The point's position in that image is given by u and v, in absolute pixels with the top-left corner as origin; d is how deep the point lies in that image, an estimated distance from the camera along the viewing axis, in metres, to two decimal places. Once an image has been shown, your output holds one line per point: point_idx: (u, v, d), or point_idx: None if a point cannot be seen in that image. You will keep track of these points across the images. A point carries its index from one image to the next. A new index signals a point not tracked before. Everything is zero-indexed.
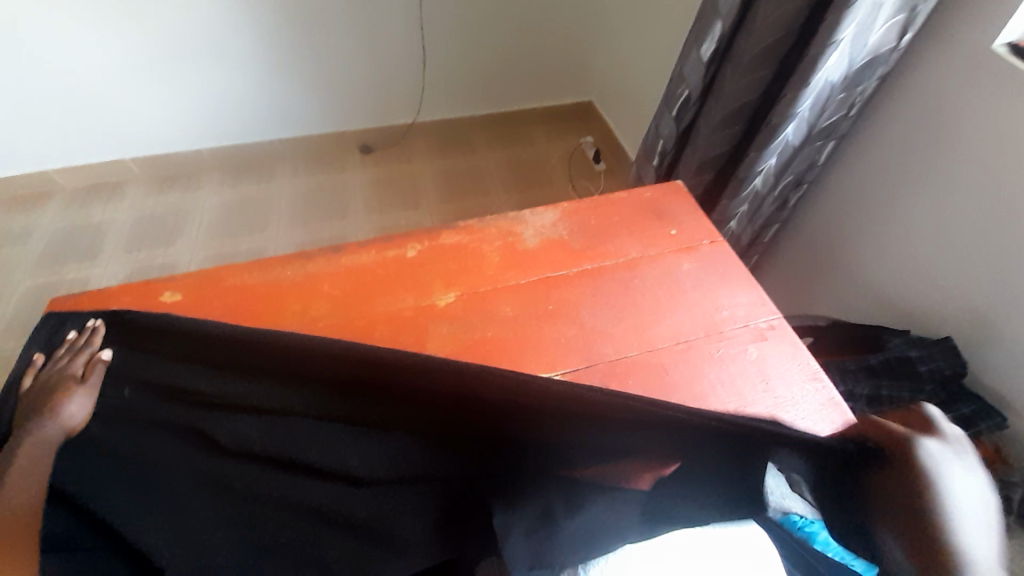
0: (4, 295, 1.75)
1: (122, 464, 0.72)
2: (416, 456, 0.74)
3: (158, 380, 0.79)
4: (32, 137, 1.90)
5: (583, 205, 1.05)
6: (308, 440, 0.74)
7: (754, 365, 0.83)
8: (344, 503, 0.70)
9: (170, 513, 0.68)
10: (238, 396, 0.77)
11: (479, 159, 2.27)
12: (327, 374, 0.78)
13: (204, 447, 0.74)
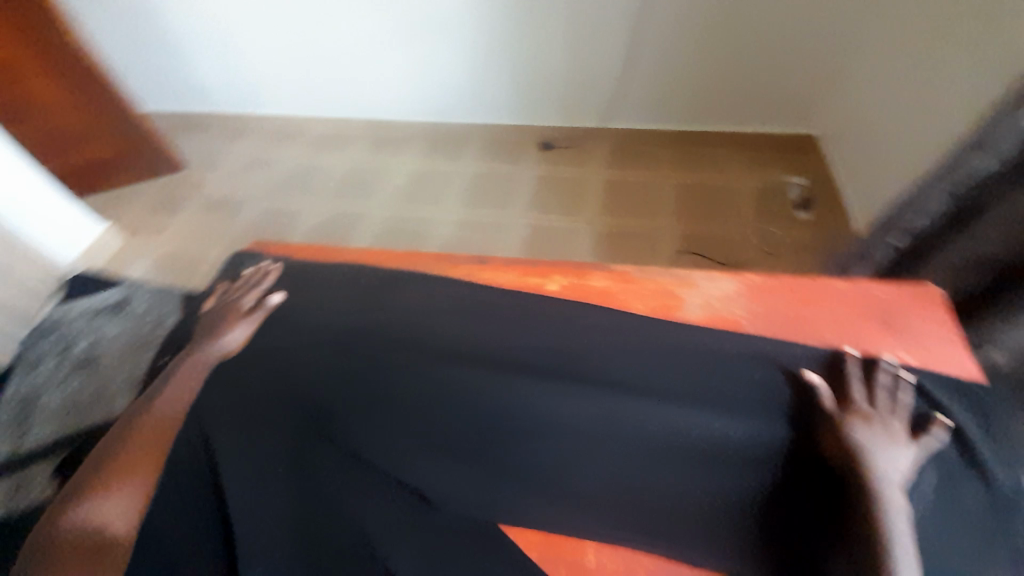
0: (250, 209, 2.24)
1: (243, 399, 0.82)
2: (471, 494, 0.77)
3: (309, 334, 0.90)
4: (294, 87, 2.33)
5: (777, 284, 0.92)
6: (384, 443, 0.80)
7: (997, 548, 0.68)
8: (381, 515, 0.74)
9: (252, 459, 0.77)
10: (349, 377, 0.84)
11: (657, 179, 2.06)
12: (426, 389, 0.83)
13: (298, 409, 0.81)
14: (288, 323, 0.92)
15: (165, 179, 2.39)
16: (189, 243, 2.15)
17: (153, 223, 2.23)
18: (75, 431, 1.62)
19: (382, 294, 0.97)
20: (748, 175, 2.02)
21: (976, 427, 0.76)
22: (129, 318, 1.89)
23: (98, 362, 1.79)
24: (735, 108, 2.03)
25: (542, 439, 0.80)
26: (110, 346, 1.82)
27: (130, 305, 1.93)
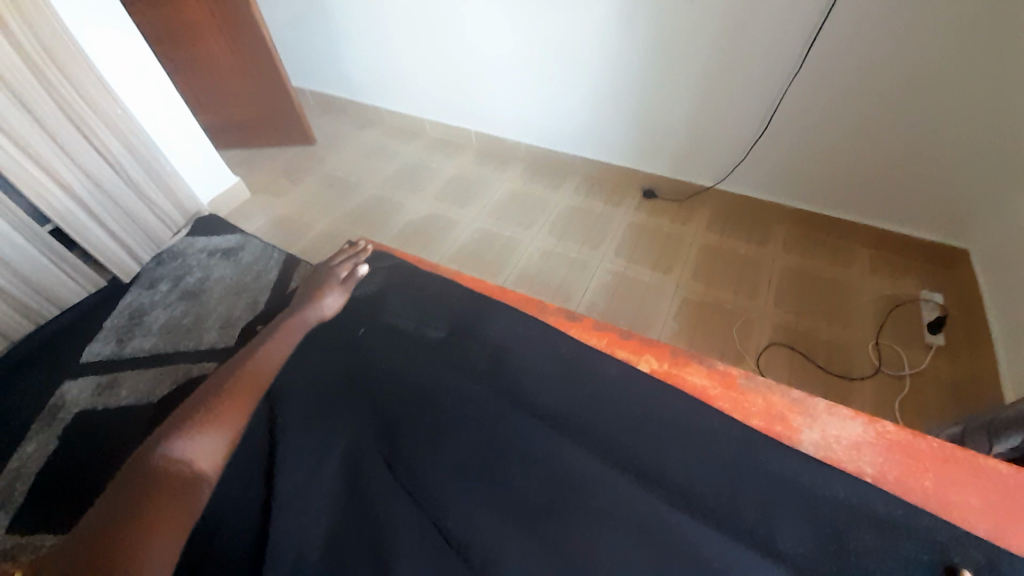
0: (359, 193, 2.40)
1: (294, 383, 0.82)
2: (497, 535, 0.62)
3: (372, 330, 0.89)
4: (423, 92, 2.48)
5: (918, 445, 0.68)
6: (433, 461, 0.70)
7: None
8: (411, 543, 0.63)
9: (311, 440, 0.74)
10: (417, 383, 0.78)
11: (767, 258, 1.89)
12: (482, 411, 0.74)
13: (369, 401, 0.78)
14: (352, 318, 0.92)
15: (295, 149, 2.64)
16: (299, 211, 2.35)
17: (276, 186, 2.47)
18: (164, 353, 1.81)
19: (439, 309, 0.91)
20: (874, 278, 1.79)
21: None
22: (235, 265, 2.08)
23: (202, 296, 1.99)
24: (873, 199, 1.79)
25: (589, 501, 0.65)
26: (214, 285, 2.02)
27: (240, 253, 2.13)
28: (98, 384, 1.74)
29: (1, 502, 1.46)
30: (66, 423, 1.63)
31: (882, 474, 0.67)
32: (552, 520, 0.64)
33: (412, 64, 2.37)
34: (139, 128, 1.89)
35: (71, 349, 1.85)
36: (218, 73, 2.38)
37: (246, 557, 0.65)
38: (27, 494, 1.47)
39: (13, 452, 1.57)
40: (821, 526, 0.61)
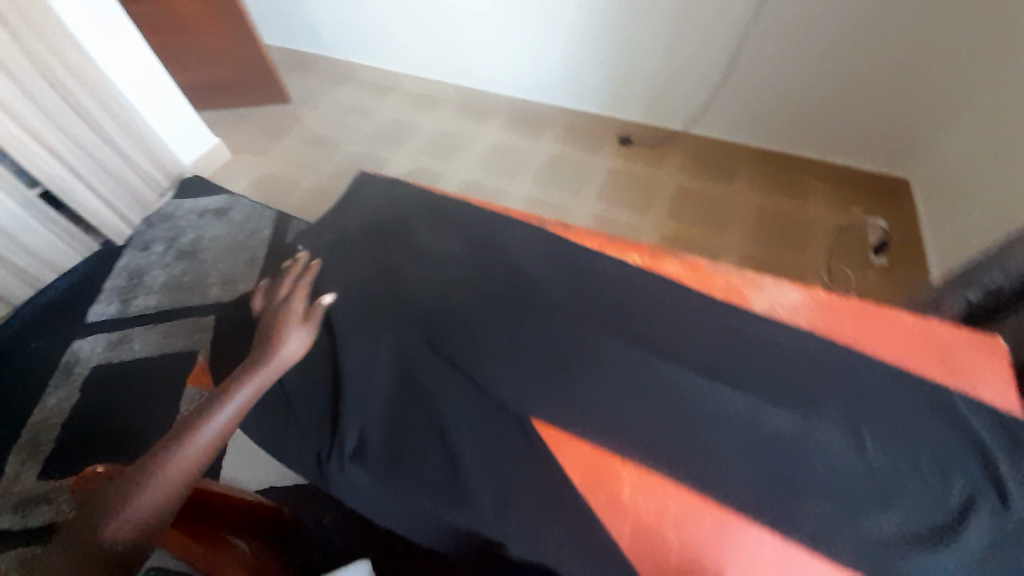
0: (343, 149, 2.43)
1: (315, 276, 0.83)
2: (517, 384, 0.71)
3: (361, 228, 0.91)
4: (398, 45, 2.46)
5: (846, 306, 0.78)
6: (473, 335, 0.75)
7: None
8: (461, 405, 0.70)
9: (368, 321, 0.77)
10: (451, 273, 0.83)
11: (736, 195, 2.06)
12: (499, 294, 0.80)
13: (401, 290, 0.80)
14: (345, 228, 0.92)
15: (272, 107, 2.60)
16: (284, 169, 2.36)
17: (257, 146, 2.46)
18: (171, 309, 1.88)
19: (427, 218, 0.92)
20: (827, 208, 1.99)
21: (1002, 460, 0.63)
22: (227, 223, 2.13)
23: (198, 255, 2.04)
24: (830, 137, 1.95)
25: (583, 357, 0.73)
26: (209, 244, 2.07)
27: (230, 212, 2.17)
28: (107, 342, 1.80)
29: (33, 451, 1.55)
30: (85, 378, 1.70)
31: (833, 329, 0.76)
32: (554, 370, 0.72)
33: (384, 16, 2.35)
34: (116, 91, 1.87)
35: (76, 312, 1.89)
36: (185, 29, 2.30)
37: (329, 419, 0.73)
38: (58, 441, 1.56)
39: (35, 407, 1.64)
40: (759, 354, 0.72)
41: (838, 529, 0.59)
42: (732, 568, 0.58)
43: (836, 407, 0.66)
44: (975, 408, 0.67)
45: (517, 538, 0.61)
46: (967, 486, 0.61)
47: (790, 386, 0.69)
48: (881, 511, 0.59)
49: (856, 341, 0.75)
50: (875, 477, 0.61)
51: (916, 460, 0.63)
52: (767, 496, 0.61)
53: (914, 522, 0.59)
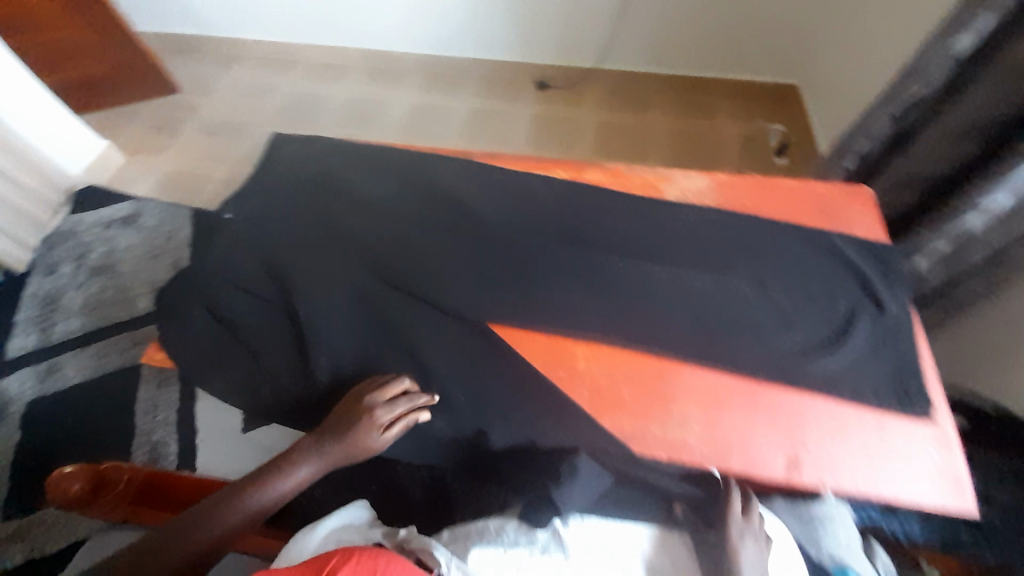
0: (248, 134, 2.02)
1: (256, 238, 0.84)
2: (468, 295, 0.77)
3: (288, 186, 0.90)
4: (269, 6, 2.06)
5: (743, 182, 0.89)
6: (418, 261, 0.80)
7: (832, 417, 0.66)
8: (419, 321, 0.75)
9: (314, 268, 0.80)
10: (387, 210, 0.86)
11: (653, 123, 1.98)
12: (439, 220, 0.84)
13: (342, 235, 0.83)
14: (271, 188, 0.91)
15: (154, 102, 2.12)
16: (184, 165, 1.95)
17: (135, 140, 2.03)
18: (100, 330, 1.60)
19: (353, 166, 0.92)
20: (735, 122, 1.98)
21: (875, 274, 0.76)
22: (140, 231, 1.78)
23: (116, 269, 1.71)
24: (726, 55, 1.96)
25: (527, 261, 0.79)
26: (125, 256, 1.74)
27: (140, 218, 1.81)
28: (34, 376, 1.54)
29: None
30: (22, 415, 1.47)
31: (734, 202, 0.87)
32: (503, 277, 0.78)
33: None
34: None
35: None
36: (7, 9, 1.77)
37: (292, 361, 0.75)
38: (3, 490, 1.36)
39: None
40: (677, 229, 0.82)
41: (757, 353, 0.70)
42: (678, 401, 0.68)
43: (742, 260, 0.78)
44: (851, 242, 0.79)
45: (493, 416, 0.68)
46: (853, 301, 0.74)
47: (704, 250, 0.79)
48: (785, 331, 0.71)
49: (754, 208, 0.86)
50: (778, 307, 0.73)
51: (813, 286, 0.75)
52: (693, 338, 0.71)
53: (813, 336, 0.71)
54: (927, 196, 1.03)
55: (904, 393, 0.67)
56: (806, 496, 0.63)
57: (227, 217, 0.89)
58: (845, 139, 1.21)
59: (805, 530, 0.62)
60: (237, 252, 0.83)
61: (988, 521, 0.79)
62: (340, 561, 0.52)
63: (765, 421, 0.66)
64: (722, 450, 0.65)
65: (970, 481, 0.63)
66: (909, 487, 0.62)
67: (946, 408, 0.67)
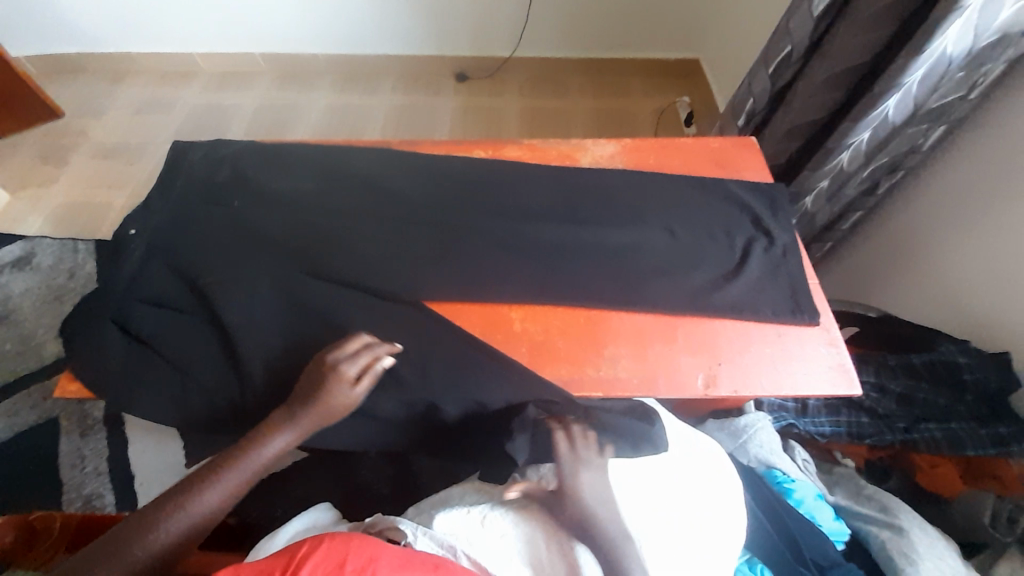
0: (151, 151, 1.84)
1: (169, 250, 0.81)
2: (402, 278, 0.78)
3: (200, 193, 0.87)
4: (154, 16, 1.89)
5: (647, 143, 0.96)
6: (346, 251, 0.80)
7: (738, 335, 0.75)
8: (354, 308, 0.75)
9: (237, 273, 0.78)
10: (308, 206, 0.85)
11: (571, 105, 2.04)
12: (363, 210, 0.84)
13: (262, 237, 0.81)
14: (181, 197, 0.86)
15: (38, 129, 1.86)
16: (73, 193, 1.71)
17: (6, 169, 1.76)
18: (3, 386, 1.34)
19: (269, 167, 0.90)
20: (645, 97, 2.08)
21: (763, 209, 0.86)
22: (36, 273, 1.51)
23: (13, 317, 1.44)
24: (632, 33, 2.02)
25: (458, 237, 0.82)
26: (22, 302, 1.47)
27: (34, 259, 1.53)
28: None
29: None
30: None
31: (641, 163, 0.94)
32: (436, 257, 0.80)
33: None
34: None
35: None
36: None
37: (225, 368, 0.73)
38: None
39: None
40: (593, 191, 0.88)
41: (672, 292, 0.77)
42: (609, 344, 0.74)
43: (650, 213, 0.85)
44: (742, 185, 0.89)
45: (439, 387, 0.71)
46: (747, 236, 0.83)
47: (618, 208, 0.86)
48: (694, 270, 0.79)
49: (658, 166, 0.93)
50: (686, 249, 0.81)
51: (712, 228, 0.83)
52: (617, 289, 0.77)
53: (718, 270, 0.79)
54: (808, 141, 1.15)
55: (796, 307, 0.77)
56: (733, 418, 0.84)
57: (133, 233, 0.84)
58: (737, 98, 1.32)
59: (735, 441, 0.81)
60: (149, 266, 0.79)
61: (887, 409, 0.92)
62: (309, 548, 0.47)
63: (687, 352, 0.73)
64: (652, 384, 0.72)
65: (855, 370, 0.74)
66: (805, 384, 0.72)
67: (829, 312, 0.78)
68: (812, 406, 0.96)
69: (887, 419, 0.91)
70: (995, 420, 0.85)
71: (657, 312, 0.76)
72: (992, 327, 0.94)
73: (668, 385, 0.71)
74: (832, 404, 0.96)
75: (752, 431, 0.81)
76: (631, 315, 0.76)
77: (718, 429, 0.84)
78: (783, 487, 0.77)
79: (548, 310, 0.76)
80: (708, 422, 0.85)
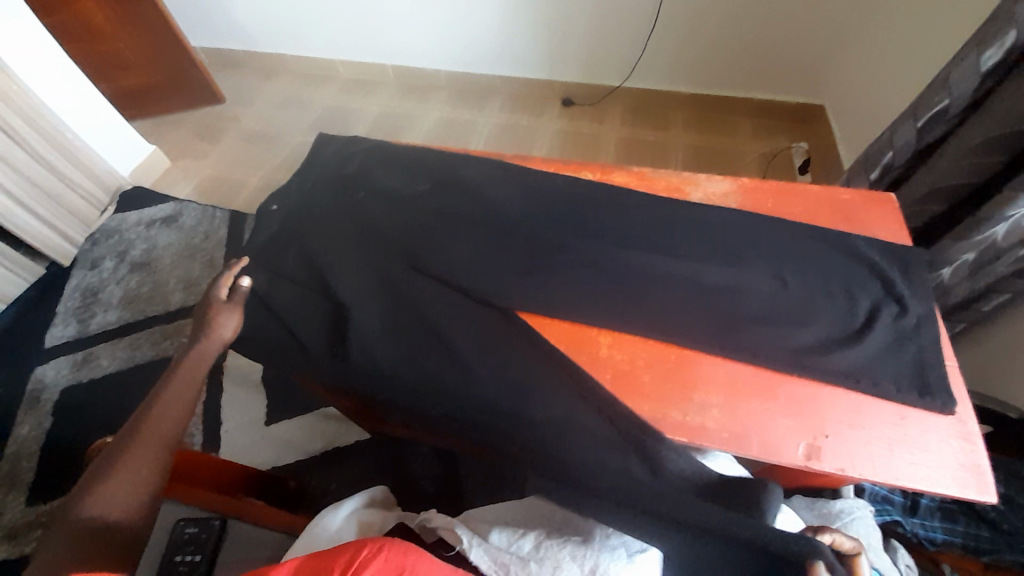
0: (286, 141, 2.08)
1: (298, 225, 0.90)
2: (495, 283, 0.80)
3: (329, 181, 0.96)
4: (308, 26, 2.16)
5: (765, 185, 0.91)
6: (447, 249, 0.84)
7: (848, 406, 0.67)
8: (447, 304, 0.79)
9: (350, 255, 0.85)
10: (418, 204, 0.91)
11: (676, 140, 1.99)
12: (468, 214, 0.89)
13: (376, 226, 0.88)
14: (315, 181, 0.97)
15: (202, 110, 2.19)
16: (219, 169, 1.98)
17: (175, 142, 2.08)
18: (134, 323, 1.56)
19: (394, 166, 0.97)
20: (756, 139, 1.98)
21: (894, 271, 0.78)
22: (178, 231, 1.76)
23: (153, 266, 1.69)
24: (750, 74, 1.94)
25: (553, 254, 0.83)
26: (163, 254, 1.71)
27: (179, 220, 1.79)
28: (73, 361, 1.50)
29: (11, 482, 1.30)
30: (54, 404, 1.42)
31: (756, 205, 0.89)
32: (529, 270, 0.81)
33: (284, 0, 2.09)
34: (45, 109, 1.56)
35: (21, 331, 1.57)
36: (76, 11, 1.83)
37: (326, 338, 0.79)
38: (38, 469, 1.31)
39: None
40: (699, 228, 0.84)
41: (776, 346, 0.71)
42: (699, 389, 0.70)
43: (759, 257, 0.80)
44: (873, 244, 0.80)
45: (515, 395, 0.71)
46: (873, 299, 0.75)
47: (725, 248, 0.82)
48: (803, 326, 0.73)
49: (775, 210, 0.88)
50: (797, 303, 0.75)
51: (831, 286, 0.76)
52: (713, 332, 0.73)
53: (832, 331, 0.72)
54: (956, 206, 1.02)
55: (925, 388, 0.67)
56: (827, 500, 0.76)
57: (274, 208, 0.95)
58: (872, 150, 1.21)
59: (826, 526, 0.72)
60: (281, 239, 0.89)
61: (1013, 525, 0.80)
62: (368, 555, 0.48)
63: (786, 414, 0.67)
64: (740, 440, 0.66)
65: (992, 474, 0.63)
66: (927, 478, 0.63)
67: (967, 402, 0.68)
68: (924, 506, 0.82)
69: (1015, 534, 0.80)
70: None
71: (756, 364, 0.70)
72: None
73: (761, 445, 0.65)
74: (947, 507, 0.82)
75: (846, 515, 0.72)
76: (726, 361, 0.71)
77: (803, 505, 0.76)
78: None
79: (635, 342, 0.74)
80: (795, 497, 0.78)
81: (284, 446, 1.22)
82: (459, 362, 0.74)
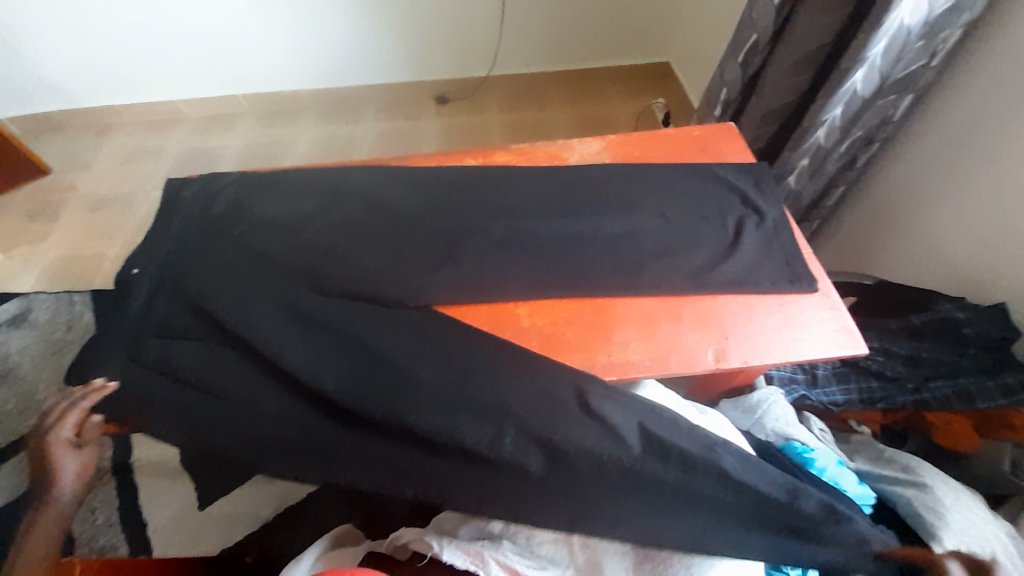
0: (141, 199, 1.84)
1: (175, 281, 0.82)
2: (407, 287, 0.78)
3: (198, 227, 0.87)
4: (133, 68, 1.92)
5: (632, 137, 0.99)
6: (347, 264, 0.81)
7: (739, 307, 0.76)
8: (361, 320, 0.76)
9: (242, 296, 0.79)
10: (304, 226, 0.86)
11: (553, 115, 2.09)
12: (362, 224, 0.86)
13: (265, 261, 0.82)
14: (182, 231, 0.87)
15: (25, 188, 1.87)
16: (67, 247, 1.71)
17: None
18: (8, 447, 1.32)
19: (268, 195, 0.91)
20: (621, 101, 2.13)
21: (749, 187, 0.89)
22: (32, 329, 1.50)
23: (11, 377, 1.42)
24: (601, 43, 2.08)
25: (456, 244, 0.83)
26: (22, 359, 1.45)
27: (30, 317, 1.52)
28: None
29: None
30: None
31: (627, 155, 0.97)
32: (437, 264, 0.81)
33: (94, 45, 1.84)
34: None
35: None
36: None
37: (238, 389, 0.73)
38: None
39: None
40: (583, 187, 0.90)
41: (673, 273, 0.79)
42: (617, 330, 0.75)
43: (641, 200, 0.87)
44: (728, 167, 0.91)
45: (453, 387, 0.71)
46: (738, 214, 0.85)
47: (611, 200, 0.88)
48: (691, 250, 0.81)
49: (645, 156, 0.96)
50: (680, 232, 0.83)
51: (706, 213, 0.85)
52: (618, 278, 0.79)
53: (713, 250, 0.81)
54: (785, 123, 1.19)
55: (793, 275, 0.79)
56: (747, 395, 0.86)
57: (136, 272, 0.84)
58: (712, 90, 1.36)
59: (751, 418, 0.82)
60: (159, 301, 0.80)
61: (896, 372, 0.92)
62: None
63: (695, 329, 0.75)
64: (661, 362, 0.72)
65: (859, 331, 0.75)
66: (815, 348, 0.73)
67: (827, 278, 0.80)
68: (822, 376, 0.98)
69: (896, 382, 0.91)
70: (1003, 370, 0.84)
71: (661, 294, 0.77)
72: (981, 284, 0.96)
73: (683, 362, 0.72)
74: (841, 372, 0.97)
75: (768, 403, 0.82)
76: (633, 298, 0.77)
77: (733, 406, 0.86)
78: (804, 458, 0.76)
79: (554, 304, 0.78)
80: (723, 403, 0.87)
81: (231, 523, 1.11)
82: (391, 371, 0.72)
